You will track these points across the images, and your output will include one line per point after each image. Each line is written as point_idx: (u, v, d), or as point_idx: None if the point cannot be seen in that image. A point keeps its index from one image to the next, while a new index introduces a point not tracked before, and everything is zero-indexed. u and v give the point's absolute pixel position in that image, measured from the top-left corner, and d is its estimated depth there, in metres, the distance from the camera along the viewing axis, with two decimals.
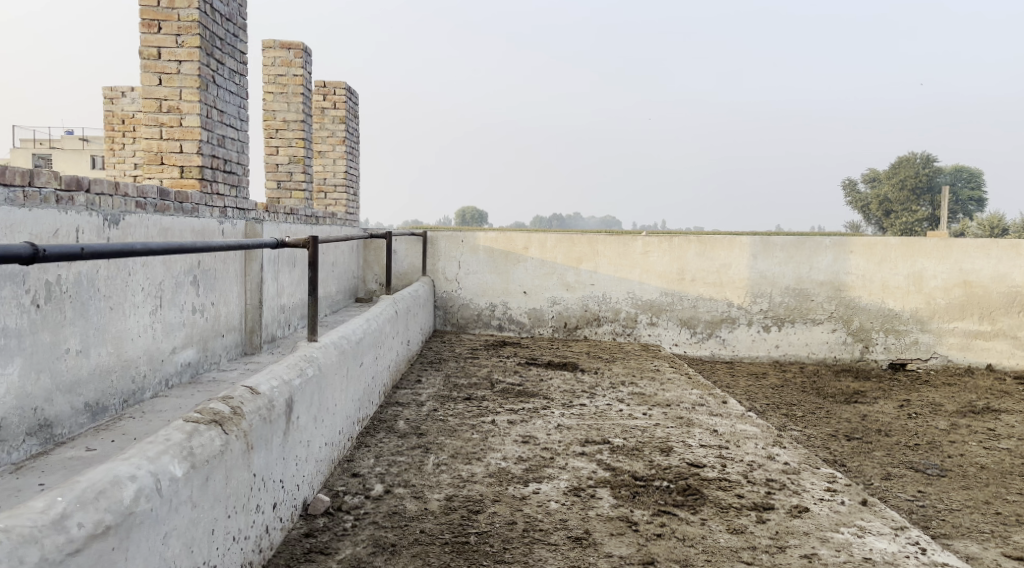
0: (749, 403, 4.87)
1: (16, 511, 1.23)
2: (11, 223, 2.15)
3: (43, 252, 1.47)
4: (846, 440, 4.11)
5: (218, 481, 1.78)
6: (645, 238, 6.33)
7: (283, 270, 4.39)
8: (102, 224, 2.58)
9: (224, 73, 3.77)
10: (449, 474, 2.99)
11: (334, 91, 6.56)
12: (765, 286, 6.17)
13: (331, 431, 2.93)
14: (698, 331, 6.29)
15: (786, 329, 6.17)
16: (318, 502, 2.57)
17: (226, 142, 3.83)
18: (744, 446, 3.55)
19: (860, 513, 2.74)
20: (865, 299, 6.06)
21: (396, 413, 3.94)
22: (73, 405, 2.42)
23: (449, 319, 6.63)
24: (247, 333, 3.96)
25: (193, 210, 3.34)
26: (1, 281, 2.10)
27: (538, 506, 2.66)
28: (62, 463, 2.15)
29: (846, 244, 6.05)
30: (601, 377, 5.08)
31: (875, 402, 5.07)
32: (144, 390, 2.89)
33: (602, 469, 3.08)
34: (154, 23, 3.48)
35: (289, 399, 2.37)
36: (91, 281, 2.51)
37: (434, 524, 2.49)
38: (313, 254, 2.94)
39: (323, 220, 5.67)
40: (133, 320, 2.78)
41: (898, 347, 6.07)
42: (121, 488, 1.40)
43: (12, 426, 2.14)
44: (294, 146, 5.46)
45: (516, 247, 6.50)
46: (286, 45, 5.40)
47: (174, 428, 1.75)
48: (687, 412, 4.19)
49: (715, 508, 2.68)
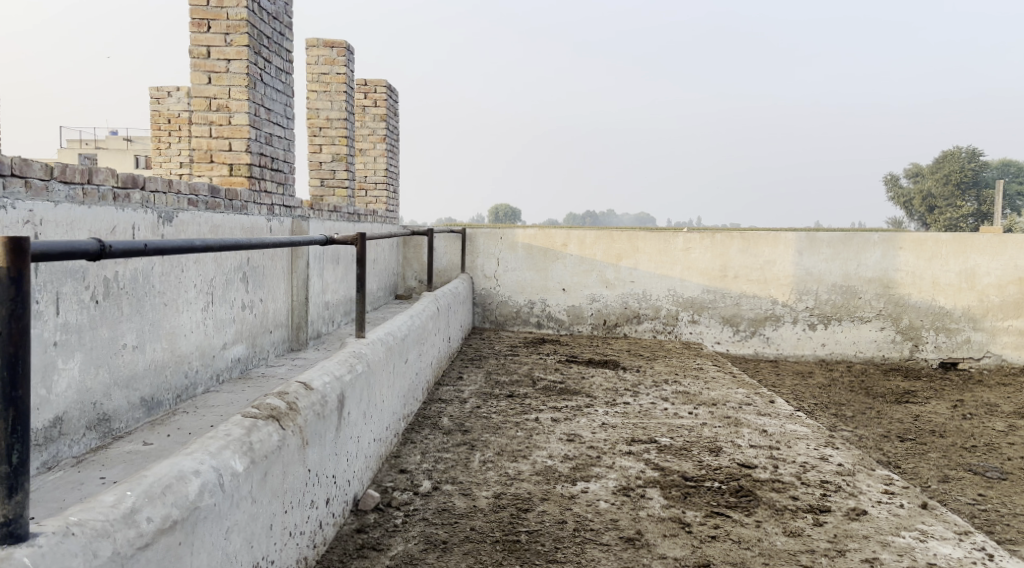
0: (796, 403, 4.77)
1: (88, 505, 1.24)
2: (72, 220, 2.18)
3: (108, 248, 1.48)
4: (899, 441, 4.00)
5: (275, 476, 1.79)
6: (686, 235, 6.24)
7: (327, 267, 4.42)
8: (156, 221, 2.61)
9: (271, 71, 3.80)
10: (496, 471, 2.98)
11: (375, 89, 6.57)
12: (811, 283, 6.04)
13: (379, 428, 2.94)
14: (741, 329, 6.19)
15: (832, 327, 6.03)
16: (369, 498, 2.57)
17: (273, 140, 3.87)
18: (795, 446, 3.47)
19: (921, 517, 2.65)
20: (915, 296, 5.90)
21: (440, 410, 3.94)
22: (130, 400, 2.45)
23: (487, 316, 6.62)
24: (294, 329, 4.00)
25: (242, 208, 3.37)
26: (63, 277, 2.14)
27: (588, 506, 2.63)
28: (121, 457, 2.18)
29: (896, 240, 5.87)
30: (643, 375, 5.02)
31: (927, 403, 4.93)
32: (196, 385, 2.93)
33: (650, 468, 3.04)
34: (203, 23, 3.51)
35: (340, 395, 2.38)
36: (146, 277, 2.55)
37: (484, 522, 2.48)
38: (361, 250, 2.94)
39: (365, 217, 5.69)
40: (186, 316, 2.82)
41: (949, 346, 5.90)
42: (186, 483, 1.41)
43: (73, 420, 2.18)
44: (337, 144, 5.49)
45: (555, 244, 6.46)
46: (330, 44, 5.44)
47: (233, 423, 1.76)
48: (733, 411, 4.12)
49: (770, 510, 2.62)
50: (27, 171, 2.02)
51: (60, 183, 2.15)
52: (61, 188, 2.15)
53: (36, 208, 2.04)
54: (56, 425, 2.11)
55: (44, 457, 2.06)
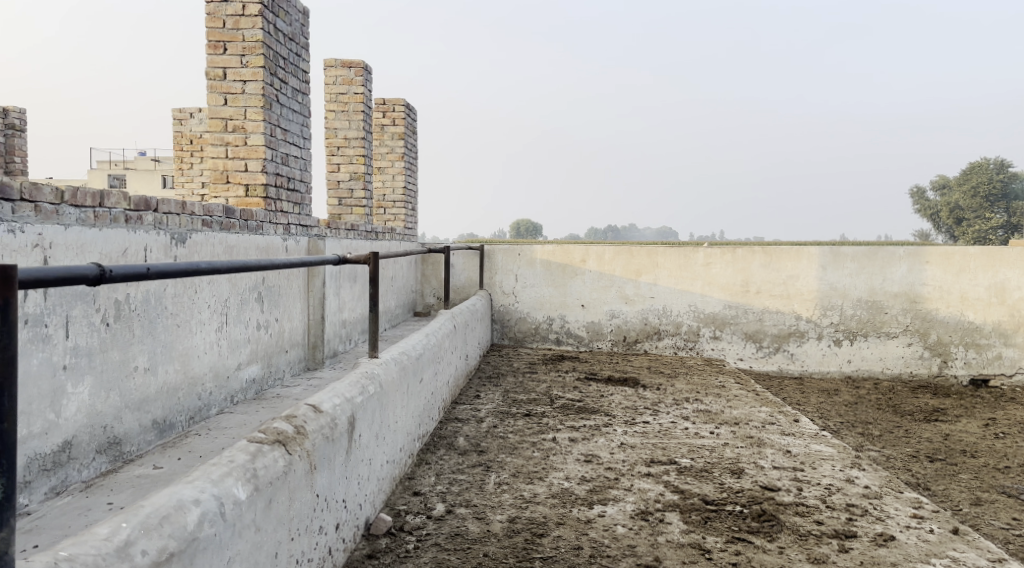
0: (822, 422, 4.65)
1: (81, 538, 1.21)
2: (83, 243, 2.18)
3: (109, 273, 1.46)
4: (929, 461, 3.87)
5: (281, 502, 1.75)
6: (707, 250, 6.16)
7: (344, 286, 4.41)
8: (168, 243, 2.61)
9: (287, 92, 3.82)
10: (511, 494, 2.92)
11: (393, 107, 6.60)
12: (836, 298, 5.92)
13: (393, 449, 2.90)
14: (765, 346, 6.08)
15: (858, 343, 5.90)
16: (380, 522, 2.53)
17: (290, 160, 3.88)
18: (820, 468, 3.37)
19: (952, 543, 2.55)
20: (943, 311, 5.76)
21: (456, 429, 3.89)
22: (141, 423, 2.44)
23: (506, 333, 6.57)
24: (310, 348, 3.99)
25: (257, 228, 3.38)
26: (72, 300, 2.13)
27: (604, 530, 2.56)
28: (130, 481, 2.17)
29: (922, 254, 5.75)
30: (664, 393, 4.93)
31: (957, 421, 4.78)
32: (210, 407, 2.91)
33: (670, 491, 2.96)
34: (219, 45, 3.55)
35: (350, 417, 2.34)
36: (159, 298, 2.54)
37: (497, 548, 2.43)
38: (374, 270, 2.90)
39: (383, 235, 5.69)
40: (199, 337, 2.81)
41: (980, 362, 5.74)
42: (185, 512, 1.37)
43: (83, 444, 2.16)
44: (355, 162, 5.49)
45: (574, 260, 6.41)
46: (347, 64, 5.46)
47: (238, 448, 1.73)
48: (756, 431, 4.02)
49: (793, 535, 2.54)
50: (37, 195, 2.02)
51: (70, 207, 2.15)
52: (71, 211, 2.15)
53: (46, 232, 2.04)
54: (65, 450, 2.10)
55: (52, 482, 2.05)
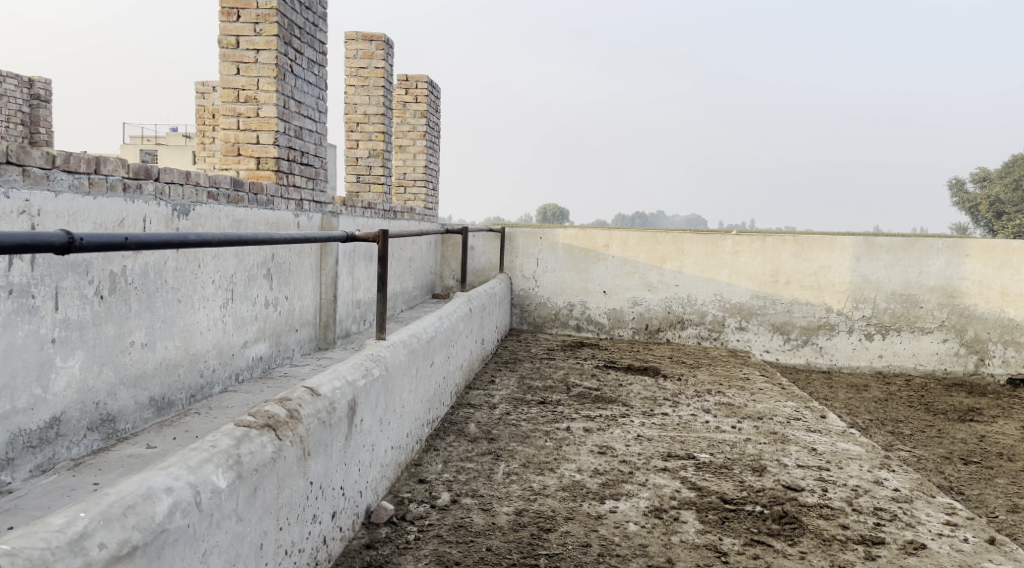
0: (850, 418, 4.46)
1: (32, 529, 1.12)
2: (74, 211, 2.09)
3: (78, 241, 1.35)
4: (963, 464, 3.68)
5: (269, 491, 1.66)
6: (735, 237, 5.97)
7: (359, 265, 4.30)
8: (170, 214, 2.52)
9: (303, 63, 3.71)
10: (519, 485, 2.80)
11: (417, 84, 6.46)
12: (868, 291, 5.70)
13: (398, 434, 2.79)
14: (793, 338, 5.88)
15: (891, 337, 5.67)
16: (381, 510, 2.43)
17: (304, 134, 3.77)
18: (848, 468, 3.21)
19: (987, 554, 2.39)
20: (981, 307, 5.52)
21: (468, 415, 3.78)
22: (138, 399, 2.36)
23: (525, 318, 6.45)
24: (322, 327, 3.90)
25: (267, 202, 3.30)
26: (63, 271, 2.04)
27: (615, 527, 2.44)
28: (120, 461, 2.08)
29: (961, 246, 5.52)
30: (686, 385, 4.77)
31: (993, 422, 4.57)
32: (213, 385, 2.83)
33: (686, 488, 2.82)
34: (233, 12, 3.43)
35: (351, 401, 2.24)
36: (158, 272, 2.45)
37: (501, 542, 2.31)
38: (383, 248, 2.78)
39: (401, 215, 5.58)
40: (202, 313, 2.72)
41: (1018, 361, 5.48)
42: (154, 502, 1.28)
43: (73, 420, 2.09)
44: (374, 139, 5.38)
45: (596, 245, 6.24)
46: (369, 37, 5.33)
47: (224, 433, 1.63)
48: (781, 427, 3.85)
49: (817, 540, 2.39)
50: (25, 158, 1.93)
51: (62, 172, 2.05)
52: (63, 177, 2.06)
53: (33, 198, 1.95)
54: (52, 426, 2.02)
55: (39, 459, 1.98)
